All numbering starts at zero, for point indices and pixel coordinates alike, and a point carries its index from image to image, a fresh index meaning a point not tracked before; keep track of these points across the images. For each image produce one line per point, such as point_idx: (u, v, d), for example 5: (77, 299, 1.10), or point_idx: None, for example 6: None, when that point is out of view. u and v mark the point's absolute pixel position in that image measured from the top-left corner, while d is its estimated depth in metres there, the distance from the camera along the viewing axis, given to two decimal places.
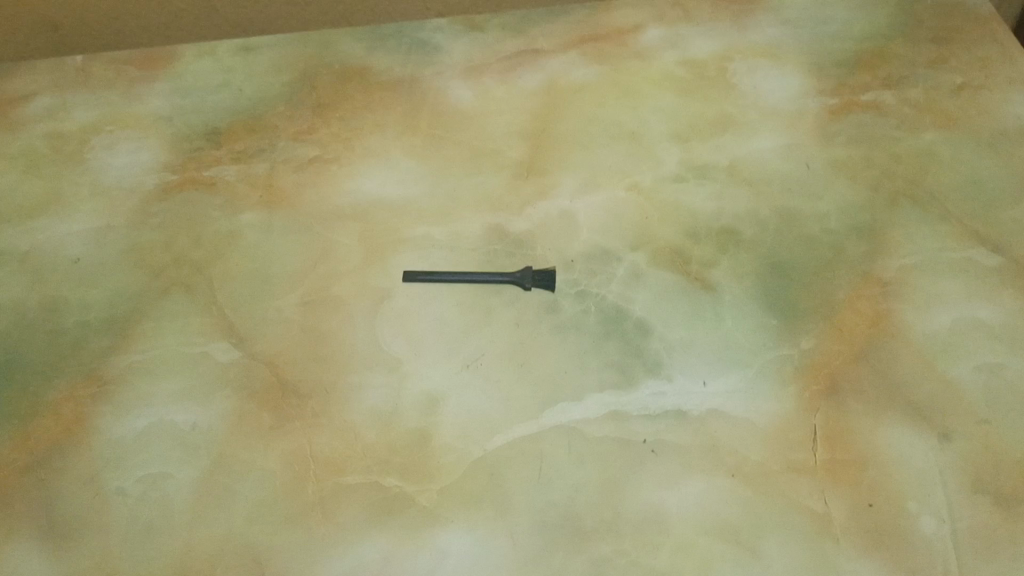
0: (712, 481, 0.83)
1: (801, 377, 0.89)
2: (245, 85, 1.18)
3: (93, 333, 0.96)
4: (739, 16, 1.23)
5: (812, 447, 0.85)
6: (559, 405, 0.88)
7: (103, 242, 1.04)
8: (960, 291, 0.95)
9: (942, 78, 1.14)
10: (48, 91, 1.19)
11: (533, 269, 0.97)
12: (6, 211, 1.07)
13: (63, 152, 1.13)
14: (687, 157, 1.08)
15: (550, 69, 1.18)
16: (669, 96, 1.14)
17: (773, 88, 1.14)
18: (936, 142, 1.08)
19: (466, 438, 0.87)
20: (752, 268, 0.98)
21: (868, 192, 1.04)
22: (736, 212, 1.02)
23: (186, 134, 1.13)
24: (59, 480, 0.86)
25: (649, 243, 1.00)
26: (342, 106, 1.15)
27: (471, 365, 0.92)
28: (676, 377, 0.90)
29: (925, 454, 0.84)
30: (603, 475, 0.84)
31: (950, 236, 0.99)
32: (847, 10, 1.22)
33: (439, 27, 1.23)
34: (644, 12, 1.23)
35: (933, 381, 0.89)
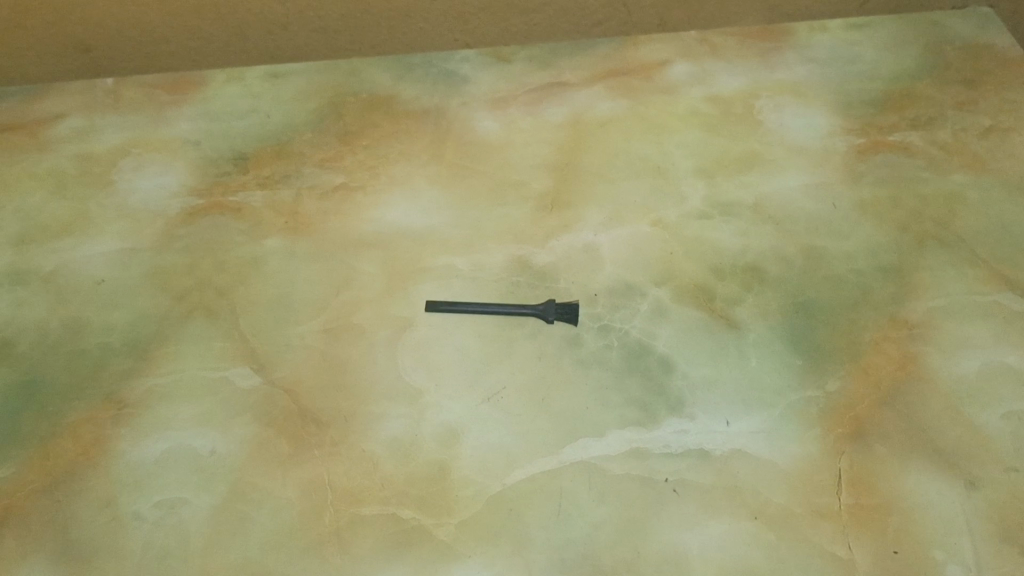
0: (734, 523, 0.82)
1: (826, 419, 0.88)
2: (273, 111, 1.19)
3: (114, 355, 0.96)
4: (766, 54, 1.23)
5: (836, 492, 0.84)
6: (580, 441, 0.87)
7: (128, 264, 1.04)
8: (989, 335, 0.94)
9: (970, 120, 1.13)
10: (79, 113, 1.20)
11: (555, 302, 0.96)
12: (33, 231, 1.08)
13: (91, 173, 1.14)
14: (713, 193, 1.08)
15: (576, 103, 1.18)
16: (695, 132, 1.14)
17: (800, 126, 1.14)
18: (964, 184, 1.07)
19: (485, 472, 0.86)
20: (777, 307, 0.97)
21: (895, 233, 1.03)
22: (761, 250, 1.02)
23: (214, 159, 1.14)
24: (76, 503, 0.86)
25: (673, 279, 0.99)
26: (369, 135, 1.16)
27: (491, 397, 0.91)
28: (698, 416, 0.89)
29: (952, 502, 0.83)
30: (624, 514, 0.83)
31: (979, 279, 0.98)
32: (875, 50, 1.22)
33: (466, 58, 1.24)
34: (671, 48, 1.24)
35: (961, 426, 0.87)
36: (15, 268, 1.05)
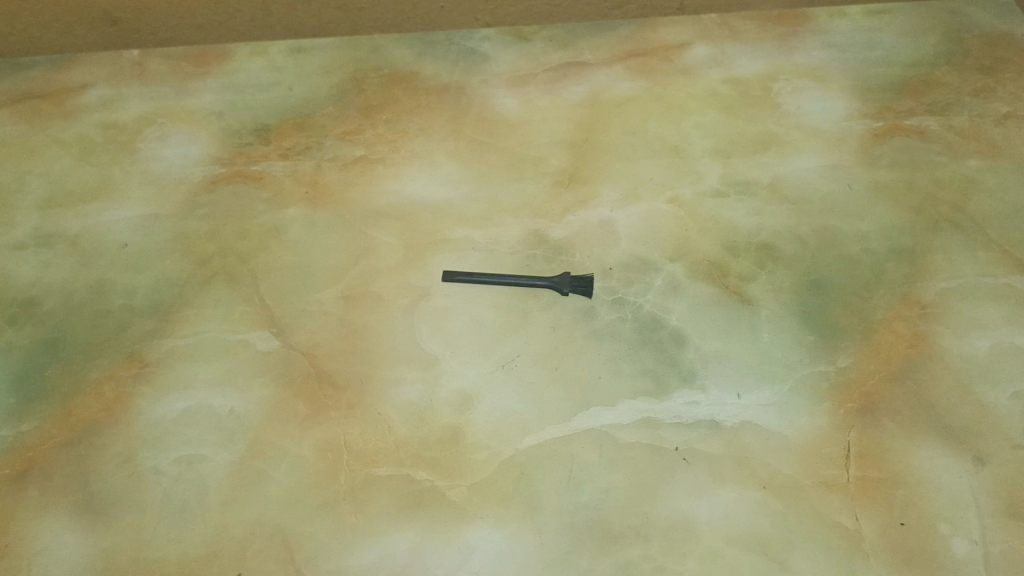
0: (743, 492, 0.83)
1: (836, 394, 0.89)
2: (296, 85, 1.21)
3: (137, 317, 0.98)
4: (785, 38, 1.23)
5: (844, 464, 0.85)
6: (591, 410, 0.89)
7: (151, 229, 1.06)
8: (1000, 316, 0.94)
9: (987, 107, 1.14)
10: (104, 83, 1.22)
11: (571, 275, 0.98)
12: (59, 196, 1.10)
13: (116, 141, 1.16)
14: (729, 173, 1.08)
15: (595, 82, 1.19)
16: (712, 113, 1.15)
17: (818, 109, 1.15)
18: (979, 169, 1.08)
19: (498, 437, 0.87)
20: (790, 284, 0.98)
21: (910, 215, 1.04)
22: (775, 229, 1.03)
23: (237, 130, 1.16)
24: (97, 457, 0.88)
25: (687, 255, 1.00)
26: (390, 110, 1.17)
27: (506, 365, 0.92)
28: (709, 388, 0.90)
29: (960, 477, 0.83)
30: (634, 480, 0.84)
31: (991, 262, 0.99)
32: (893, 36, 1.23)
33: (487, 37, 1.25)
34: (690, 30, 1.24)
35: (969, 404, 0.88)
36: (41, 230, 1.07)
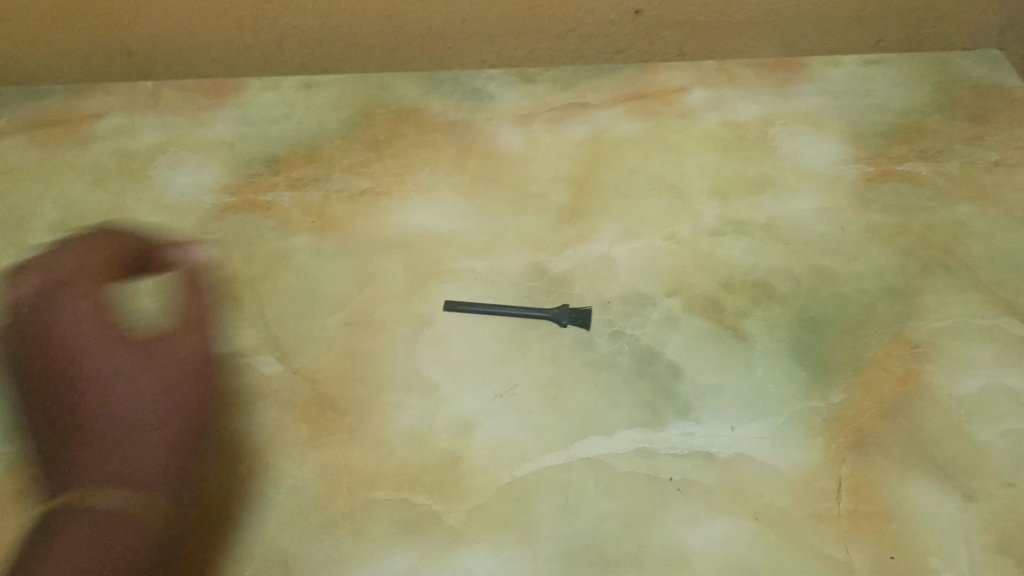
0: (735, 523, 0.85)
1: (829, 429, 0.91)
2: (306, 118, 1.24)
3: (145, 337, 1.00)
4: (782, 84, 1.27)
5: (835, 497, 0.86)
6: (588, 439, 0.90)
7: (161, 254, 1.08)
8: (991, 356, 0.96)
9: (978, 155, 1.17)
10: (120, 112, 1.26)
11: (569, 307, 1.00)
12: (72, 219, 1.13)
13: (129, 168, 1.19)
14: (726, 212, 1.12)
15: (597, 123, 1.23)
16: (710, 154, 1.18)
17: (813, 153, 1.18)
18: (970, 215, 1.11)
19: (496, 463, 0.89)
20: (785, 320, 1.00)
21: (902, 257, 1.06)
22: (770, 267, 1.05)
23: (247, 160, 1.19)
24: None
25: (685, 290, 1.03)
26: (397, 144, 1.21)
27: (504, 393, 0.94)
28: (704, 420, 0.92)
29: (949, 513, 0.85)
30: (630, 508, 0.85)
31: (981, 304, 1.01)
32: (887, 85, 1.27)
33: (493, 77, 1.29)
34: (690, 75, 1.28)
35: (960, 441, 0.90)
36: (53, 252, 1.09)
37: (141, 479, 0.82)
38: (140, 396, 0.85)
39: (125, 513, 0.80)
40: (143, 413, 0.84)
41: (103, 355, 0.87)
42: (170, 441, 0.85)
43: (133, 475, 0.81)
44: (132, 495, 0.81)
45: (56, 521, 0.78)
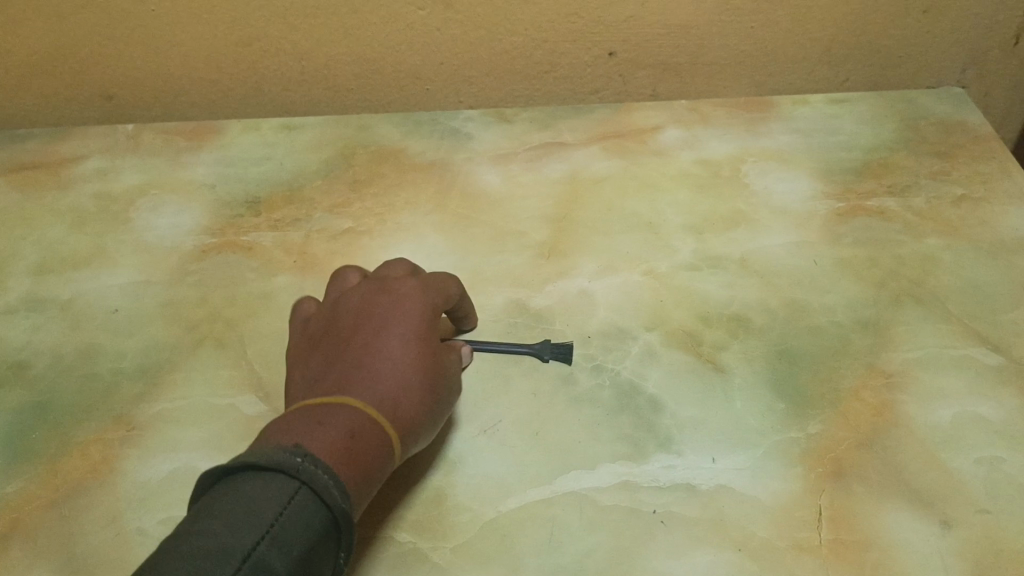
0: (719, 554, 0.85)
1: (808, 460, 0.92)
2: (286, 159, 1.25)
3: (126, 380, 1.00)
4: (753, 123, 1.31)
5: (816, 527, 0.87)
6: (572, 473, 0.91)
7: (142, 295, 1.09)
8: (963, 386, 0.99)
9: (943, 190, 1.21)
10: (99, 155, 1.26)
11: (551, 343, 1.02)
12: (51, 262, 1.13)
13: (110, 211, 1.19)
14: (701, 248, 1.14)
15: (573, 162, 1.25)
16: (684, 191, 1.21)
17: (784, 190, 1.21)
18: (938, 248, 1.14)
19: (480, 499, 0.89)
20: (762, 353, 1.02)
21: (873, 289, 1.09)
22: (746, 301, 1.07)
23: (228, 202, 1.20)
24: (81, 517, 0.88)
25: (663, 325, 1.05)
26: (377, 184, 1.22)
27: (488, 430, 0.95)
28: (686, 453, 0.93)
29: (928, 540, 0.86)
30: (613, 542, 0.86)
31: (952, 334, 1.04)
32: (854, 122, 1.31)
33: (471, 117, 1.31)
34: (664, 115, 1.31)
35: (936, 469, 0.91)
36: (33, 295, 1.09)
37: (419, 427, 0.80)
38: (443, 374, 0.84)
39: (384, 474, 0.75)
40: (439, 389, 0.83)
41: (389, 331, 0.83)
42: (434, 421, 0.83)
43: (411, 425, 0.79)
44: (400, 449, 0.78)
45: (304, 466, 0.67)
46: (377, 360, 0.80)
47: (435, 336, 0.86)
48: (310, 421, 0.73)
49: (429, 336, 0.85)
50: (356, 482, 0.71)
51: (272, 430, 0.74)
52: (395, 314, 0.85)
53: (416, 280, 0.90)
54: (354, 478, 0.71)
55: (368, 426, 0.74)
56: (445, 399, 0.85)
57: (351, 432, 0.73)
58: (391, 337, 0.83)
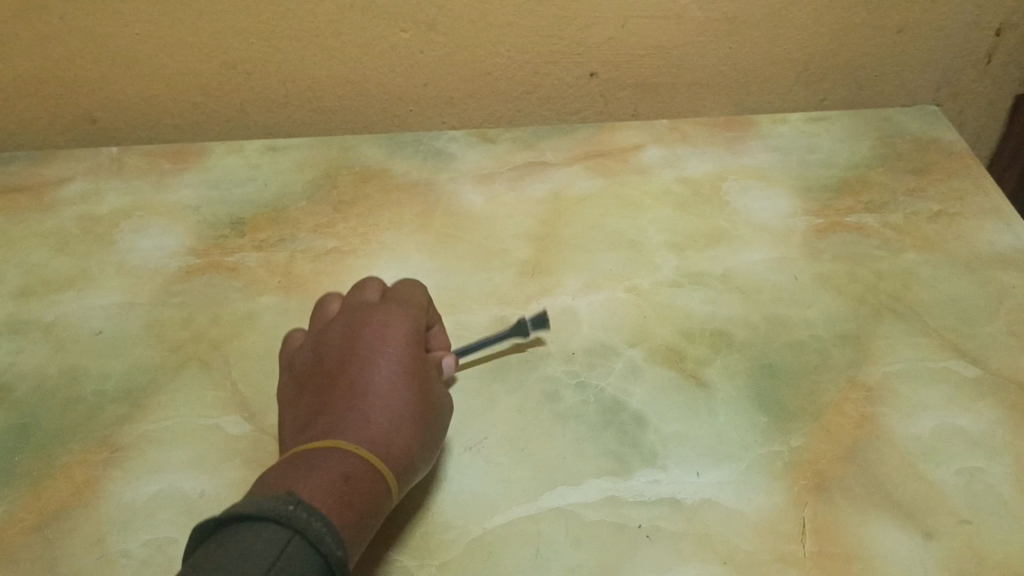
0: (705, 568, 0.85)
1: (791, 473, 0.93)
2: (271, 180, 1.26)
3: (110, 401, 0.99)
4: (732, 141, 1.33)
5: (800, 539, 0.87)
6: (557, 489, 0.91)
7: (126, 317, 1.09)
8: (942, 398, 1.00)
9: (920, 206, 1.23)
10: (83, 177, 1.26)
11: (528, 321, 1.04)
12: (34, 285, 1.13)
13: (93, 233, 1.19)
14: (683, 265, 1.15)
15: (556, 181, 1.26)
16: (666, 209, 1.22)
17: (764, 207, 1.23)
18: (915, 263, 1.15)
19: (466, 516, 0.89)
20: (744, 368, 1.03)
21: (853, 303, 1.10)
22: (728, 316, 1.09)
23: (212, 223, 1.20)
24: (65, 540, 0.87)
25: (646, 341, 1.06)
26: (361, 204, 1.23)
27: (473, 447, 0.95)
28: (670, 467, 0.93)
29: (910, 551, 0.87)
30: (599, 557, 0.86)
31: (931, 347, 1.05)
32: (832, 140, 1.33)
33: (455, 138, 1.33)
34: (645, 134, 1.33)
35: (917, 481, 0.92)
36: (16, 318, 1.09)
37: (412, 465, 0.80)
38: (432, 407, 0.85)
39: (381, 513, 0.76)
40: (429, 424, 0.83)
41: (376, 369, 0.83)
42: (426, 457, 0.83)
43: (404, 463, 0.79)
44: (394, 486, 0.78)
45: (296, 514, 0.67)
46: (367, 398, 0.80)
47: (423, 370, 0.86)
48: (302, 466, 0.73)
49: (416, 368, 0.85)
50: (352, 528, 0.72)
51: (263, 481, 0.73)
52: (382, 351, 0.85)
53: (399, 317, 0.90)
54: (350, 524, 0.71)
55: (362, 468, 0.75)
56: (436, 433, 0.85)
57: (344, 476, 0.73)
58: (380, 373, 0.82)
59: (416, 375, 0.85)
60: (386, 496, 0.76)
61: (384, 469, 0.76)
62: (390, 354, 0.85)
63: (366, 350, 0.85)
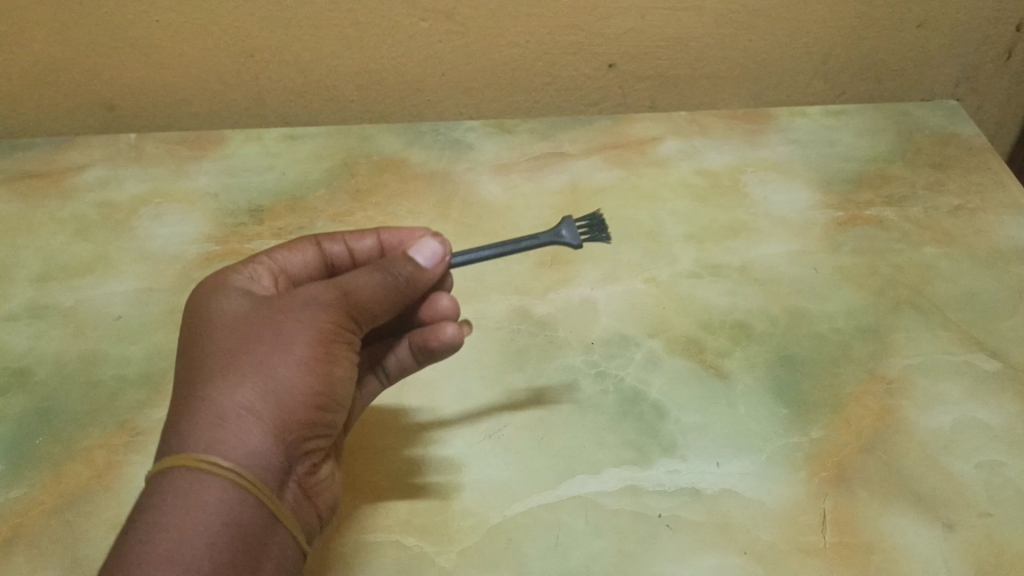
0: (725, 558, 0.85)
1: (811, 464, 0.92)
2: (289, 169, 1.26)
3: (130, 386, 0.99)
4: (751, 135, 1.33)
5: (820, 530, 0.87)
6: (577, 478, 0.91)
7: (146, 303, 1.09)
8: (962, 391, 1.00)
9: (940, 200, 1.23)
10: (102, 164, 1.27)
11: (571, 221, 0.93)
12: (54, 270, 1.13)
13: (112, 220, 1.20)
14: (703, 257, 1.15)
15: (574, 171, 1.26)
16: (685, 201, 1.22)
17: (783, 200, 1.23)
18: (935, 257, 1.15)
19: (486, 504, 0.89)
20: (764, 360, 1.02)
21: (873, 296, 1.10)
22: (748, 308, 1.08)
23: (231, 211, 1.20)
24: (86, 523, 0.87)
25: (666, 332, 1.05)
26: (379, 194, 1.23)
27: (492, 435, 0.95)
28: (690, 457, 0.93)
29: (931, 543, 0.86)
30: (619, 546, 0.85)
31: (951, 340, 1.05)
32: (850, 134, 1.33)
33: (472, 129, 1.33)
34: (663, 127, 1.33)
35: (938, 474, 0.92)
36: (35, 302, 1.09)
37: (267, 436, 0.69)
38: (285, 350, 0.72)
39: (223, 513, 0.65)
40: (282, 371, 0.71)
41: (194, 367, 0.72)
42: (302, 415, 0.71)
43: (246, 443, 0.68)
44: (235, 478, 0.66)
45: None
46: (190, 386, 0.71)
47: (263, 318, 0.74)
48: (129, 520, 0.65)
49: (248, 324, 0.74)
50: (183, 560, 0.62)
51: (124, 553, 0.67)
52: (197, 347, 0.74)
53: (225, 292, 0.78)
54: (171, 539, 0.63)
55: (175, 472, 0.66)
56: (312, 378, 0.72)
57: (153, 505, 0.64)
58: (204, 350, 0.73)
59: (246, 331, 0.74)
60: (232, 492, 0.66)
61: (209, 463, 0.66)
62: (214, 325, 0.75)
63: (190, 341, 0.76)
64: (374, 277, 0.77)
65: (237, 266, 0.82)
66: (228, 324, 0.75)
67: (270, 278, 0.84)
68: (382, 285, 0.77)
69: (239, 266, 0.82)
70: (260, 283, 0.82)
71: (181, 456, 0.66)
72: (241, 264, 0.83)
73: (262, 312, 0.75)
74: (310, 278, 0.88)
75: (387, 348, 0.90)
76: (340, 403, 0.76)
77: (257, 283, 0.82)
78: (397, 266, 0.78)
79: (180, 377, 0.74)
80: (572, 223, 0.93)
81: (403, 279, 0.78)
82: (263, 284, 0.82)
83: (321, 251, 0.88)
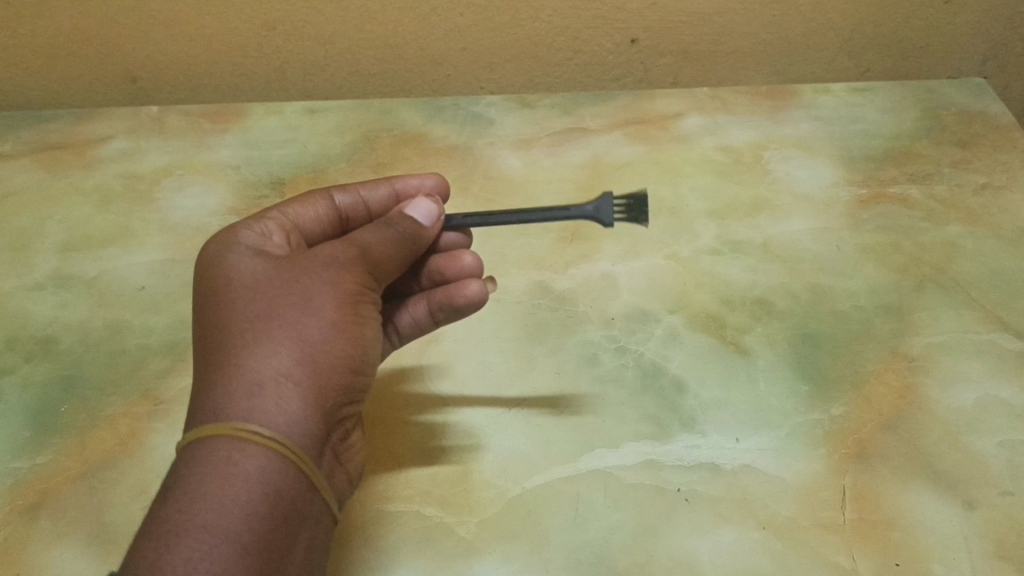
0: (743, 532, 0.84)
1: (831, 441, 0.92)
2: (310, 142, 1.27)
3: (153, 355, 1.00)
4: (774, 111, 1.32)
5: (840, 506, 0.87)
6: (596, 451, 0.91)
7: (168, 274, 1.09)
8: (985, 370, 0.99)
9: (965, 178, 1.21)
10: (124, 136, 1.28)
11: (612, 198, 0.88)
12: (77, 240, 1.14)
13: (135, 191, 1.20)
14: (724, 233, 1.14)
15: (596, 147, 1.26)
16: (707, 176, 1.22)
17: (806, 176, 1.22)
18: (959, 235, 1.14)
19: (506, 475, 0.90)
20: (784, 336, 1.02)
21: (896, 275, 1.09)
22: (769, 285, 1.08)
23: (253, 183, 1.21)
24: (110, 489, 0.88)
25: (687, 307, 1.05)
26: (400, 167, 1.23)
27: (512, 407, 0.96)
28: (710, 433, 0.93)
29: (951, 521, 0.86)
30: (638, 519, 0.86)
31: (974, 320, 1.04)
32: (875, 112, 1.32)
33: (492, 103, 1.34)
34: (685, 103, 1.34)
35: (959, 452, 0.91)
36: (59, 272, 1.10)
37: (303, 400, 0.69)
38: (316, 313, 0.72)
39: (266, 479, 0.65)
40: (314, 334, 0.72)
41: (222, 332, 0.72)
42: (335, 379, 0.72)
43: (284, 409, 0.68)
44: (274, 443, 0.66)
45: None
46: (221, 352, 0.71)
47: (289, 279, 0.75)
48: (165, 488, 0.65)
49: (275, 286, 0.74)
50: (227, 526, 0.62)
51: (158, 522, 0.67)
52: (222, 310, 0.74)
53: (241, 250, 0.78)
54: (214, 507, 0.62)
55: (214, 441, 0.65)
56: (343, 339, 0.73)
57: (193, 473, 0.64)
58: (231, 315, 0.73)
59: (273, 292, 0.74)
60: (272, 460, 0.66)
61: (249, 430, 0.66)
62: (237, 287, 0.75)
63: (211, 302, 0.75)
64: (383, 236, 0.80)
65: (249, 222, 0.82)
66: (250, 286, 0.75)
67: (282, 234, 0.84)
68: (392, 239, 0.81)
69: (250, 222, 0.82)
70: (272, 239, 0.82)
71: (219, 424, 0.66)
72: (253, 220, 0.83)
73: (286, 274, 0.75)
74: (319, 233, 0.89)
75: (403, 306, 0.90)
76: (368, 367, 0.77)
77: (270, 239, 0.82)
78: (400, 223, 0.82)
79: (206, 341, 0.73)
80: (611, 199, 0.88)
81: (408, 234, 0.82)
82: (275, 240, 0.83)
83: (330, 207, 0.89)
